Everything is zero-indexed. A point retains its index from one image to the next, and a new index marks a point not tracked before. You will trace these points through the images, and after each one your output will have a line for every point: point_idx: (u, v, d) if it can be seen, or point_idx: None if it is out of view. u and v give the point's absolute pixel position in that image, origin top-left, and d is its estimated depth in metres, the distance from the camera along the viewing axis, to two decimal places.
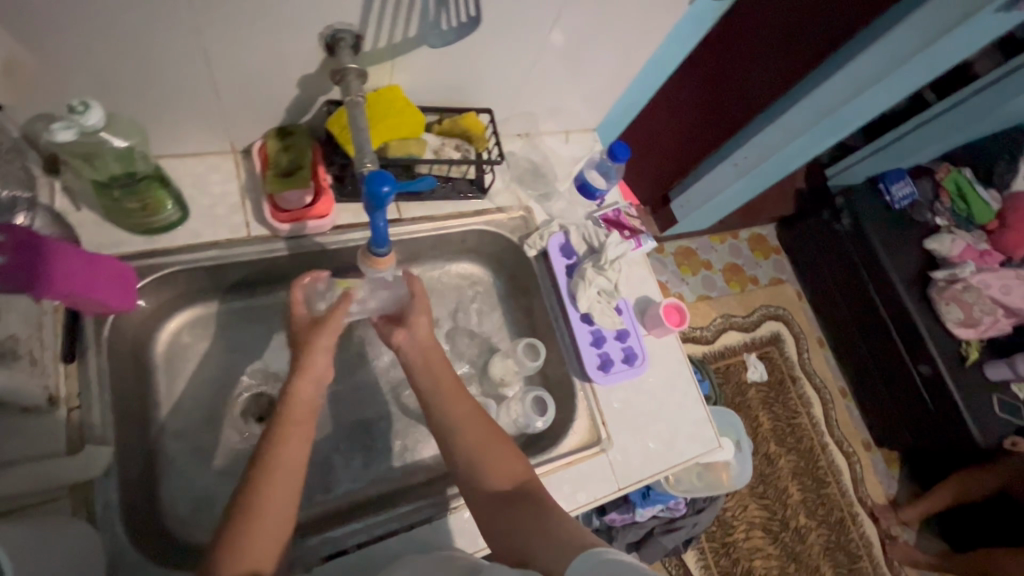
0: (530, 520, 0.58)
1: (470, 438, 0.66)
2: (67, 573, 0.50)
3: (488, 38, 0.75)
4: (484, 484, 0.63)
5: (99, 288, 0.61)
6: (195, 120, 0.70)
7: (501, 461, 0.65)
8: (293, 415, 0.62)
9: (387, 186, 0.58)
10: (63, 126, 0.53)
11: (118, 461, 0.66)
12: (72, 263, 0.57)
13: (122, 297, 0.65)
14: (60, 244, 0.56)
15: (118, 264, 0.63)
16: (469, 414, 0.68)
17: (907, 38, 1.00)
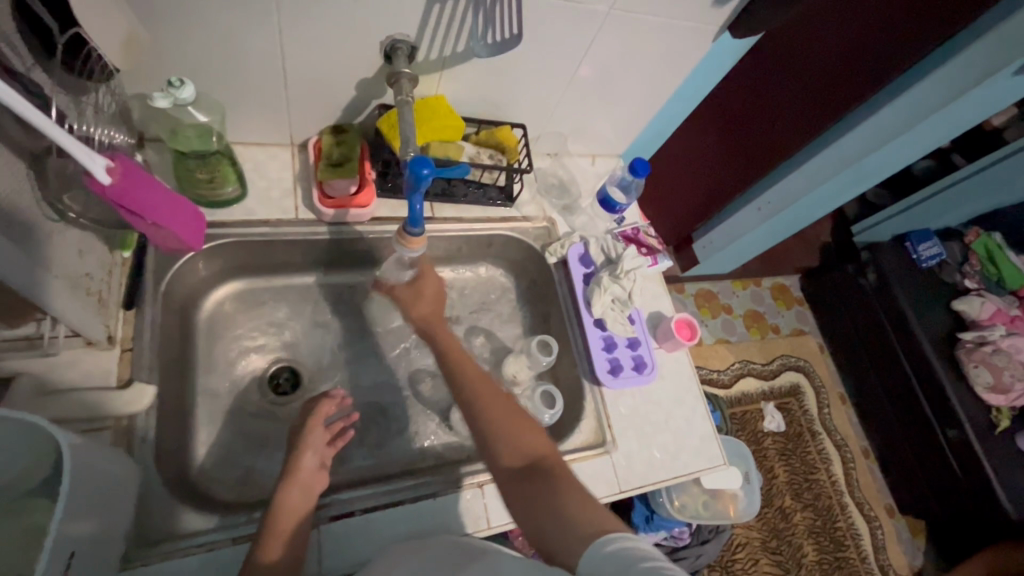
0: (542, 495, 0.59)
1: (497, 419, 0.67)
2: (106, 484, 0.55)
3: (528, 58, 0.83)
4: (498, 459, 0.65)
5: (178, 226, 0.68)
6: (264, 110, 0.79)
7: (521, 438, 0.66)
8: (278, 526, 0.63)
9: (427, 169, 0.66)
10: (161, 96, 0.63)
11: (158, 404, 0.71)
12: (159, 198, 0.63)
13: (195, 236, 0.72)
14: (154, 179, 0.62)
15: (193, 208, 0.70)
16: (490, 393, 0.70)
17: (929, 96, 1.05)
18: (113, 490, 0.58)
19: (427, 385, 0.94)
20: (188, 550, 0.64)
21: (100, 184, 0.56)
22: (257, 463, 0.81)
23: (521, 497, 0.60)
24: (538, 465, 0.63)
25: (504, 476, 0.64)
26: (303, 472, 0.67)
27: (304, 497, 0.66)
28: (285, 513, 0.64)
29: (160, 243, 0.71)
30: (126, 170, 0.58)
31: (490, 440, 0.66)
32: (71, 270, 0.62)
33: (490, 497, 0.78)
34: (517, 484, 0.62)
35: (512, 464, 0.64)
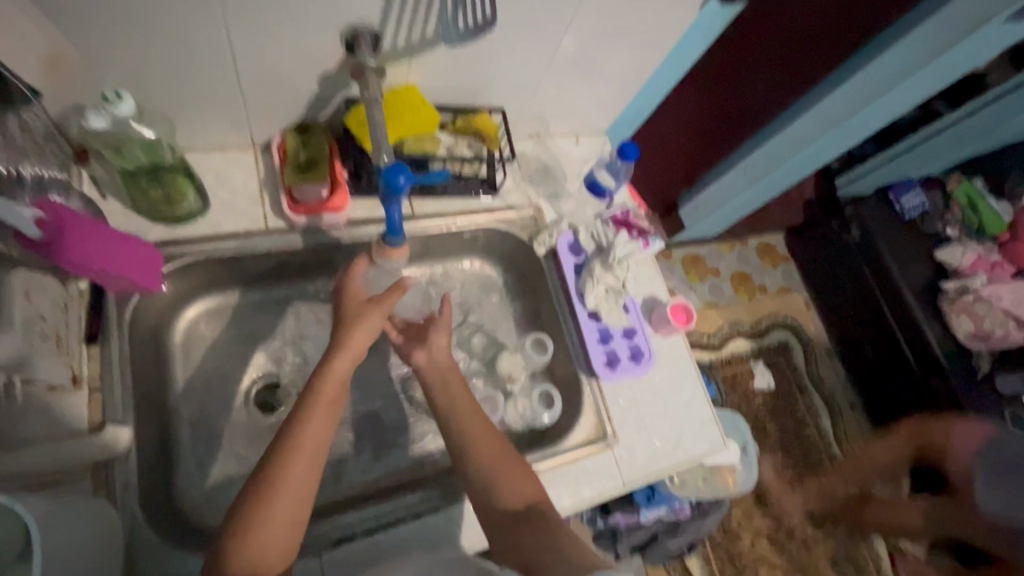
0: (539, 544, 0.57)
1: (496, 467, 0.65)
2: (87, 545, 0.52)
3: (502, 39, 0.77)
4: (496, 499, 0.63)
5: (132, 272, 0.64)
6: (219, 114, 0.72)
7: (517, 482, 0.64)
8: (327, 390, 0.63)
9: (403, 177, 0.61)
10: (96, 114, 0.56)
11: (137, 442, 0.67)
12: (108, 246, 0.60)
13: (153, 278, 0.67)
14: (97, 226, 0.59)
15: (150, 249, 0.66)
16: (479, 428, 0.67)
17: (920, 46, 0.99)
18: (97, 545, 0.55)
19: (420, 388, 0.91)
20: None
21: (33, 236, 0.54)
22: None
23: (516, 542, 0.59)
24: (531, 511, 0.62)
25: (497, 522, 0.62)
26: (354, 344, 0.67)
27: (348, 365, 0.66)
28: (329, 383, 0.64)
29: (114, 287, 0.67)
30: (59, 218, 0.55)
31: (485, 488, 0.64)
32: (21, 313, 0.56)
33: None
34: (513, 532, 0.60)
35: (511, 506, 0.62)
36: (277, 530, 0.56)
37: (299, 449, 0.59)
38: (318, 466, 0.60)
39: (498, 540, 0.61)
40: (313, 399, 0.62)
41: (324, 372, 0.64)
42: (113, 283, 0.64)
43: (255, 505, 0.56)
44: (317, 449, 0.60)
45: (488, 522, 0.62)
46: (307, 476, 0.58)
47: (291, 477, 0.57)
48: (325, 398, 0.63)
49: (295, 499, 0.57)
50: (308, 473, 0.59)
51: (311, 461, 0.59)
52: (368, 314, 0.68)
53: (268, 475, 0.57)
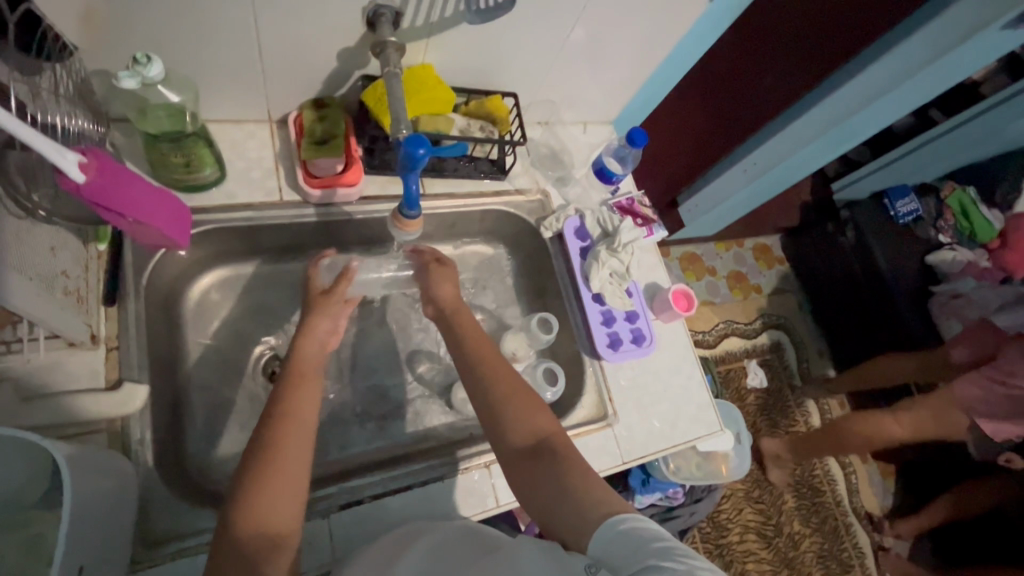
0: (551, 480, 0.58)
1: (511, 400, 0.65)
2: (105, 493, 0.53)
3: (520, 22, 0.78)
4: (509, 437, 0.63)
5: (161, 221, 0.64)
6: (240, 85, 0.74)
7: (528, 416, 0.64)
8: (302, 368, 0.65)
9: (423, 148, 0.63)
10: (127, 75, 0.57)
11: (152, 403, 0.69)
12: (140, 196, 0.59)
13: (178, 233, 0.68)
14: (130, 172, 0.57)
15: (176, 204, 0.66)
16: (495, 364, 0.68)
17: (921, 46, 1.01)
18: (115, 496, 0.56)
19: (426, 365, 0.93)
20: (195, 550, 0.62)
21: (73, 182, 0.51)
22: None
23: (532, 477, 0.59)
24: (542, 446, 0.61)
25: (508, 455, 0.62)
26: (320, 334, 0.68)
27: (319, 350, 0.68)
28: (305, 361, 0.66)
29: (137, 235, 0.66)
30: (100, 164, 0.53)
31: (499, 421, 0.64)
32: (45, 268, 0.57)
33: (498, 476, 0.78)
34: (528, 467, 0.60)
35: (519, 444, 0.62)
36: (276, 493, 0.54)
37: (284, 420, 0.59)
38: (309, 438, 0.59)
39: (511, 470, 0.62)
40: (289, 378, 0.63)
41: (293, 359, 0.66)
42: (143, 234, 0.65)
43: (253, 470, 0.55)
44: (305, 419, 0.60)
45: (501, 456, 0.63)
46: (301, 443, 0.58)
47: (286, 442, 0.57)
48: (306, 381, 0.64)
49: (295, 466, 0.56)
50: (301, 440, 0.58)
51: (300, 434, 0.59)
52: (325, 299, 0.71)
53: (260, 445, 0.56)
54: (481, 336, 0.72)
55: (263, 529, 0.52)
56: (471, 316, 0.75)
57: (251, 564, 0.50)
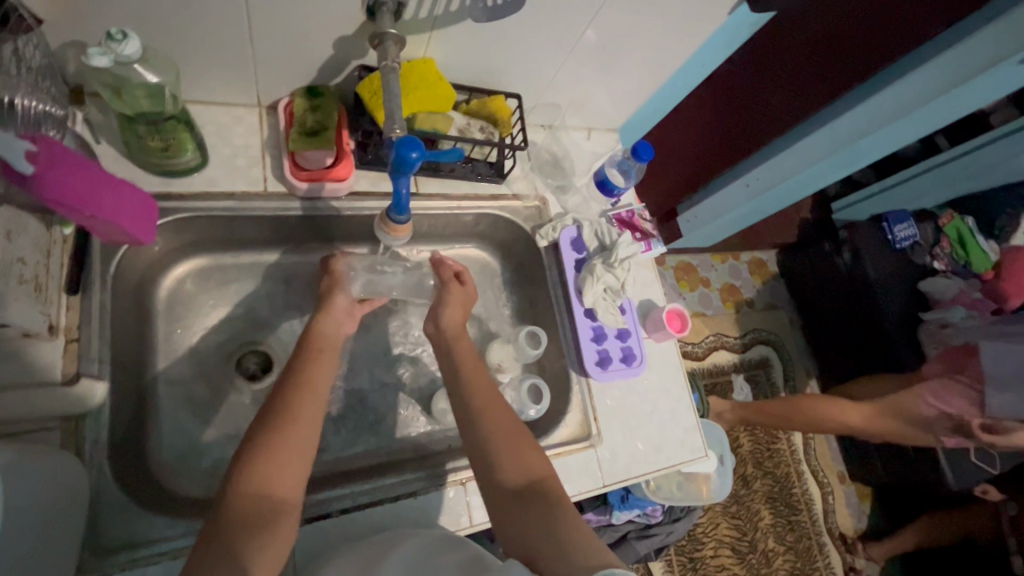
0: (541, 520, 0.54)
1: (501, 439, 0.62)
2: (51, 501, 0.50)
3: (528, 22, 0.74)
4: (497, 476, 0.60)
5: (126, 220, 0.60)
6: (227, 68, 0.69)
7: (523, 457, 0.61)
8: (317, 342, 0.67)
9: (416, 152, 0.59)
10: (98, 52, 0.53)
11: (112, 398, 0.65)
12: (103, 193, 0.56)
13: (145, 229, 0.63)
14: (89, 166, 0.54)
15: (145, 198, 0.62)
16: (490, 397, 0.66)
17: (935, 76, 0.97)
18: (62, 503, 0.52)
19: (408, 370, 0.90)
20: (148, 560, 0.59)
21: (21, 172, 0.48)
22: (225, 454, 0.76)
23: (516, 520, 0.56)
24: (535, 487, 0.59)
25: (498, 496, 0.59)
26: (337, 310, 0.73)
27: (332, 325, 0.71)
28: (324, 336, 0.69)
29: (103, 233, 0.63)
30: (51, 156, 0.50)
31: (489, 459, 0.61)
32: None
33: (474, 494, 0.75)
34: (516, 507, 0.57)
35: (509, 484, 0.59)
36: (285, 457, 0.55)
37: (299, 391, 0.60)
38: (320, 410, 0.61)
39: (497, 513, 0.58)
40: (306, 352, 0.66)
41: (310, 334, 0.69)
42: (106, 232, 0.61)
43: (264, 434, 0.56)
44: (319, 391, 0.62)
45: (489, 498, 0.59)
46: (312, 417, 0.59)
47: (296, 413, 0.59)
48: (321, 355, 0.66)
49: (303, 436, 0.58)
50: (314, 411, 0.60)
51: (313, 407, 0.60)
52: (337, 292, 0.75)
53: (273, 413, 0.58)
54: (480, 363, 0.70)
55: (264, 491, 0.53)
56: (470, 343, 0.72)
57: (255, 523, 0.51)
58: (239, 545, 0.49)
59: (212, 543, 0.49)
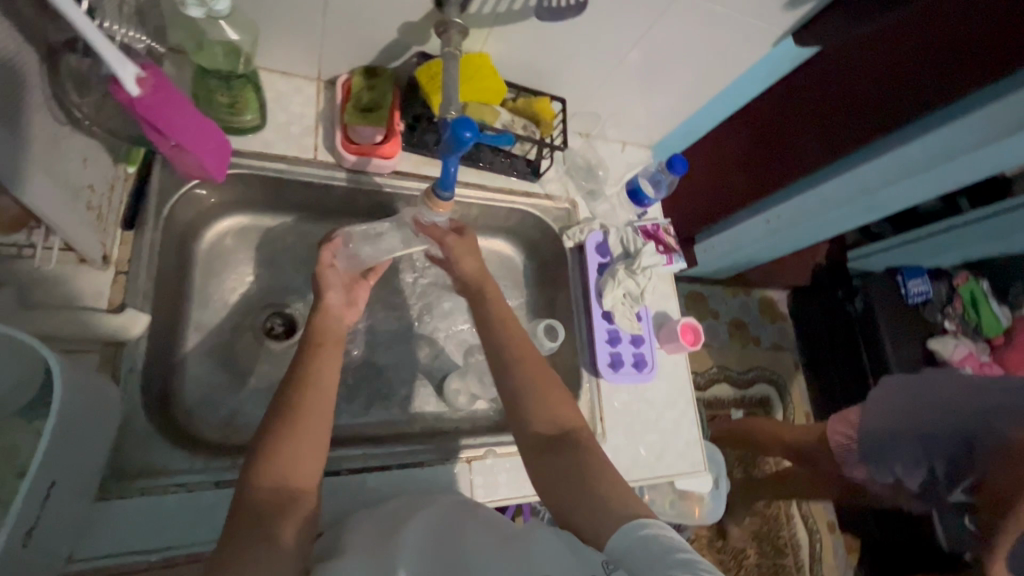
0: (573, 468, 0.59)
1: (536, 388, 0.66)
2: (90, 413, 0.53)
3: (582, 30, 0.78)
4: (529, 425, 0.64)
5: (201, 150, 0.60)
6: (297, 41, 0.73)
7: (557, 406, 0.65)
8: (320, 338, 0.65)
9: (469, 133, 0.63)
10: (194, 4, 0.57)
11: (149, 333, 0.68)
12: (186, 118, 0.56)
13: (218, 163, 0.64)
14: (186, 100, 0.56)
15: (221, 133, 0.63)
16: (522, 348, 0.69)
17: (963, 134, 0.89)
18: (98, 418, 0.55)
19: (422, 349, 0.93)
20: (166, 489, 0.62)
21: (127, 95, 0.50)
22: (241, 404, 0.79)
23: (551, 471, 0.60)
24: (564, 437, 0.63)
25: (530, 444, 0.63)
26: (333, 307, 0.69)
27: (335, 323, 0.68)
28: (326, 332, 0.66)
29: (177, 163, 0.63)
30: (157, 83, 0.52)
31: (527, 410, 0.65)
32: (74, 179, 0.57)
33: (477, 473, 0.77)
34: (548, 457, 0.61)
35: (543, 432, 0.63)
36: (296, 449, 0.54)
37: (305, 386, 0.59)
38: (330, 403, 0.60)
39: (531, 462, 0.63)
40: (308, 346, 0.64)
41: (314, 329, 0.66)
42: (181, 159, 0.62)
43: (275, 427, 0.55)
44: (327, 386, 0.60)
45: (523, 446, 0.64)
46: (322, 409, 0.58)
47: (307, 407, 0.58)
48: (329, 353, 0.64)
49: (314, 428, 0.57)
50: (321, 411, 0.58)
51: (321, 404, 0.59)
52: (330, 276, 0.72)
53: (282, 407, 0.57)
54: (506, 315, 0.73)
55: (281, 481, 0.52)
56: (499, 302, 0.75)
57: (272, 513, 0.50)
58: (266, 526, 0.49)
59: (234, 532, 0.48)
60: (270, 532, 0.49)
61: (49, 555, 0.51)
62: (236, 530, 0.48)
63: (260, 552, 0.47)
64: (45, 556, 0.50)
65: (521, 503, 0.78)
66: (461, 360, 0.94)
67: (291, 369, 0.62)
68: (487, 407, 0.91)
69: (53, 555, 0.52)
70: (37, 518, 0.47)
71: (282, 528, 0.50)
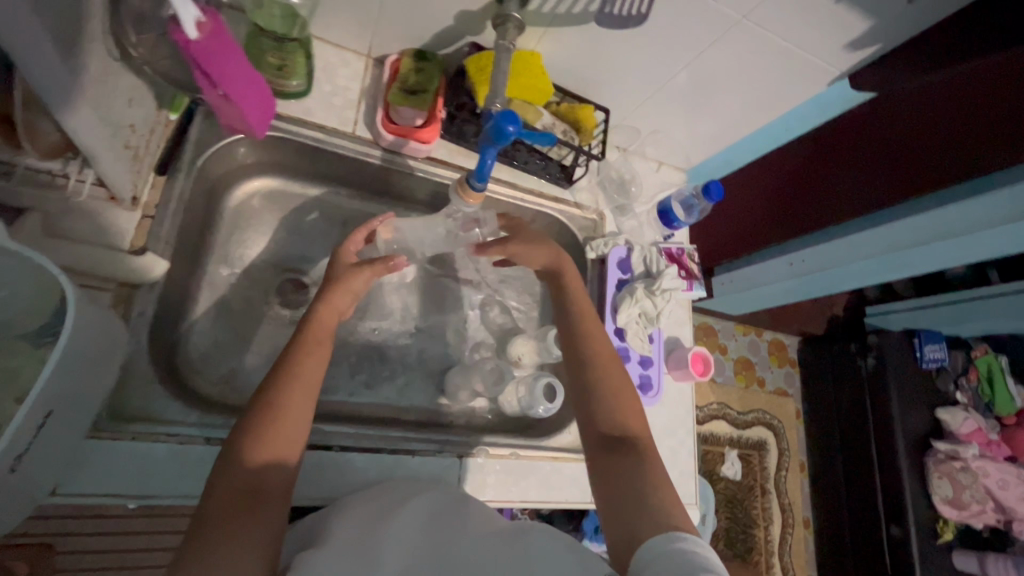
0: (629, 478, 0.58)
1: (613, 392, 0.66)
2: (97, 348, 0.53)
3: (638, 41, 0.76)
4: (596, 426, 0.64)
5: (248, 105, 0.60)
6: (353, 16, 0.73)
7: (625, 411, 0.65)
8: (314, 334, 0.62)
9: (513, 127, 0.62)
10: None
11: (165, 281, 0.69)
12: (240, 69, 0.56)
13: (261, 121, 0.64)
14: (240, 48, 0.55)
15: (269, 90, 0.63)
16: (606, 352, 0.69)
17: (998, 207, 0.84)
18: (103, 358, 0.55)
19: (429, 337, 0.92)
20: (158, 436, 0.61)
21: (187, 38, 0.50)
22: (242, 363, 0.79)
23: (607, 474, 0.60)
24: (628, 443, 0.62)
25: (592, 444, 0.64)
26: (341, 302, 0.67)
27: (332, 315, 0.65)
28: (321, 327, 0.63)
29: (223, 114, 0.63)
30: (215, 28, 0.52)
31: (594, 414, 0.65)
32: (118, 115, 0.57)
33: (466, 470, 0.76)
34: (606, 460, 0.61)
35: (606, 433, 0.63)
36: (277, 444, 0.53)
37: (288, 382, 0.56)
38: (311, 400, 0.58)
39: (596, 463, 0.62)
40: (304, 341, 0.61)
41: (313, 321, 0.63)
42: (225, 111, 0.62)
43: (255, 421, 0.53)
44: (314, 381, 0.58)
45: (591, 444, 0.64)
46: (304, 407, 0.56)
47: (287, 402, 0.55)
48: (316, 343, 0.62)
49: (293, 424, 0.55)
50: (304, 406, 0.56)
51: (302, 400, 0.56)
52: (353, 275, 0.69)
53: (263, 400, 0.55)
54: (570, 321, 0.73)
55: (259, 478, 0.50)
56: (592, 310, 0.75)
57: (248, 506, 0.48)
58: (237, 520, 0.47)
59: (204, 527, 0.46)
60: (243, 526, 0.47)
61: (36, 483, 0.51)
62: (215, 517, 0.46)
63: (232, 546, 0.45)
64: (31, 484, 0.50)
65: (505, 508, 0.77)
66: (465, 354, 0.93)
67: (279, 357, 0.60)
68: (484, 406, 0.90)
69: (39, 484, 0.52)
70: (29, 444, 0.47)
71: (252, 526, 0.47)
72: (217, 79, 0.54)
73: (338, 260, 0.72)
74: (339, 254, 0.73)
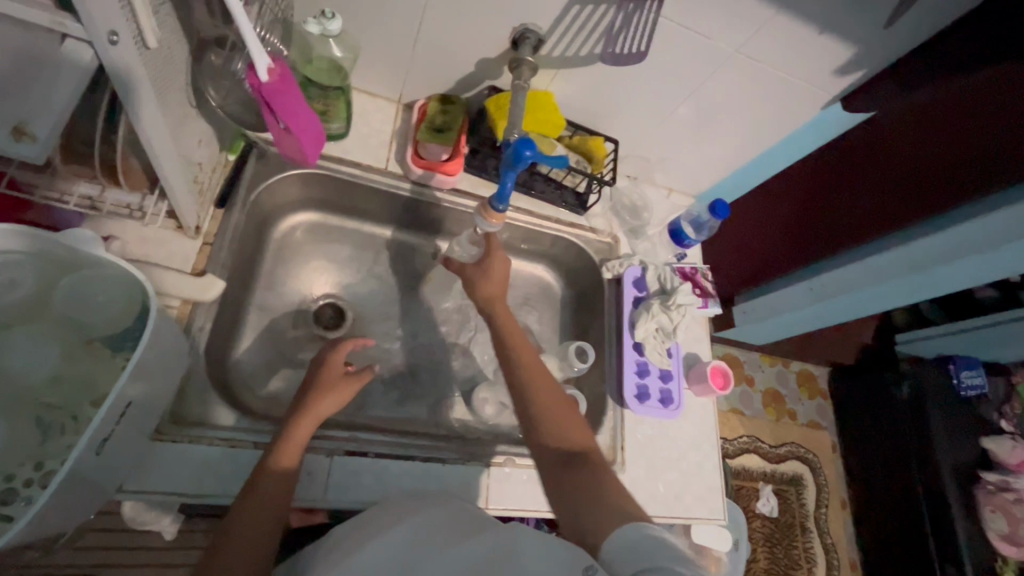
0: (589, 480, 0.62)
1: (550, 408, 0.71)
2: (165, 351, 0.60)
3: (640, 77, 0.84)
4: (544, 438, 0.69)
5: (303, 139, 0.69)
6: (386, 66, 0.83)
7: (569, 428, 0.70)
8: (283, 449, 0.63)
9: (529, 151, 0.70)
10: (314, 23, 0.69)
11: (220, 303, 0.76)
12: (299, 106, 0.65)
13: (315, 152, 0.73)
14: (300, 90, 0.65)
15: (322, 126, 0.72)
16: (547, 385, 0.73)
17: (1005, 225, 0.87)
18: (168, 366, 0.62)
19: (458, 357, 0.97)
20: (211, 441, 0.67)
21: (259, 80, 0.59)
22: (285, 382, 0.85)
23: (569, 484, 0.63)
24: (581, 455, 0.67)
25: (542, 458, 0.67)
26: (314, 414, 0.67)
27: (310, 428, 0.66)
28: (289, 449, 0.64)
29: (283, 146, 0.73)
30: (281, 73, 0.61)
31: (543, 433, 0.69)
32: (192, 154, 0.67)
33: (493, 479, 0.79)
34: (562, 472, 0.65)
35: (562, 449, 0.67)
36: (250, 542, 0.56)
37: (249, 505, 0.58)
38: (276, 514, 0.59)
39: (552, 479, 0.65)
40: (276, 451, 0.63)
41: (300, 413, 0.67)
42: (286, 143, 0.71)
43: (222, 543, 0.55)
44: (272, 504, 0.59)
45: (539, 459, 0.68)
46: (262, 522, 0.57)
47: (247, 521, 0.57)
48: (282, 465, 0.62)
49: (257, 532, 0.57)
50: (269, 516, 0.58)
51: (264, 523, 0.58)
52: (341, 387, 0.71)
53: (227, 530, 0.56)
54: (529, 349, 0.77)
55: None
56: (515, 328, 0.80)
57: None
58: None
59: None
60: None
61: (107, 479, 0.57)
62: None
63: None
64: (104, 475, 0.56)
65: (533, 517, 0.79)
66: (491, 373, 0.98)
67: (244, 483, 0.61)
68: (510, 421, 0.93)
69: (110, 480, 0.58)
70: (111, 432, 0.53)
71: None
72: (280, 114, 0.63)
73: (324, 366, 0.73)
74: (326, 361, 0.74)
